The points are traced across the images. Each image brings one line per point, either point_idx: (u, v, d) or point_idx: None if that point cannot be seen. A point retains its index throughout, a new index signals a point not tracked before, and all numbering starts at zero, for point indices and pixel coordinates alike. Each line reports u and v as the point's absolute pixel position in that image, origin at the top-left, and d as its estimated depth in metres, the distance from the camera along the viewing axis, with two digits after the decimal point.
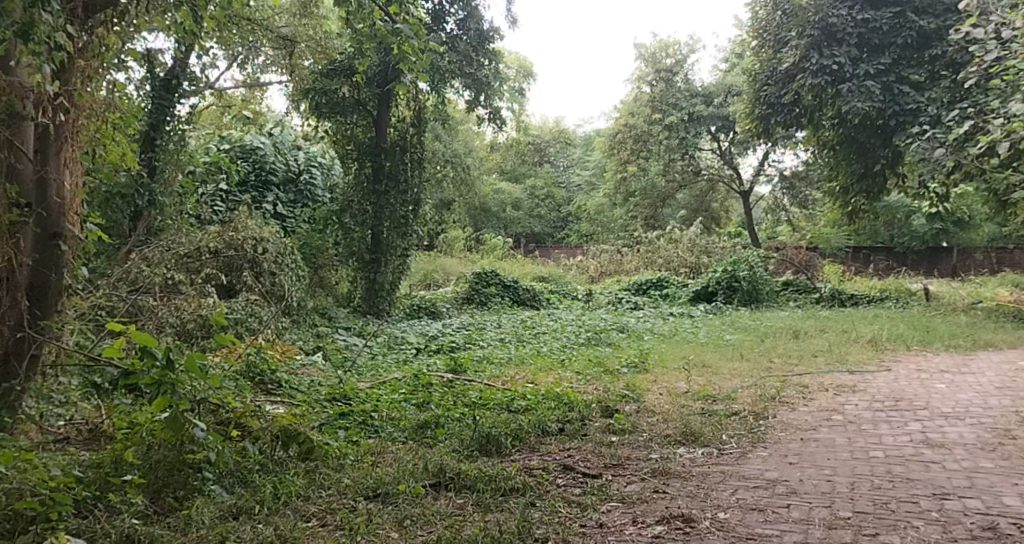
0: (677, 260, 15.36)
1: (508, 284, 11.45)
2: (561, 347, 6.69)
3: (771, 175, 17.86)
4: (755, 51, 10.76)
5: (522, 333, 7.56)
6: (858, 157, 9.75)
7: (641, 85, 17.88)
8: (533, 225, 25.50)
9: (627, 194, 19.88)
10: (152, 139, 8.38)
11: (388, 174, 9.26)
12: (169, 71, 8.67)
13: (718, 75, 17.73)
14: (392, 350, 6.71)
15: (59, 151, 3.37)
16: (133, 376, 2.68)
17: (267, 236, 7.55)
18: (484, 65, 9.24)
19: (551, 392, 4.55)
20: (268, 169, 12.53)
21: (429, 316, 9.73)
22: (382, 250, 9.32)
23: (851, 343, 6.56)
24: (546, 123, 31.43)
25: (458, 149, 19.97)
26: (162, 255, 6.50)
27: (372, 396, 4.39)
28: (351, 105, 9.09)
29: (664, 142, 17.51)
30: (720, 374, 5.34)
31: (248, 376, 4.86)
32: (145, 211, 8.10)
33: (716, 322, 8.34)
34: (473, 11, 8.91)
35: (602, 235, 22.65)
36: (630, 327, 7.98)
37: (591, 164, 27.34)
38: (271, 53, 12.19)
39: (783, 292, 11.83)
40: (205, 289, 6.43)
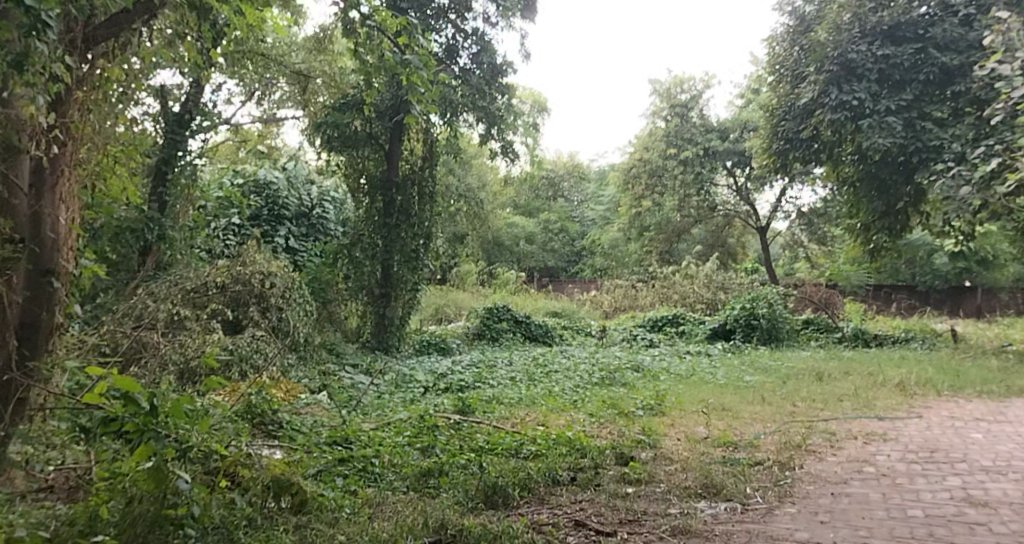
0: (693, 296, 15.12)
1: (521, 320, 11.25)
2: (573, 387, 6.47)
3: (788, 211, 17.66)
4: (772, 86, 10.67)
5: (533, 371, 7.34)
6: (880, 195, 9.49)
7: (656, 120, 17.86)
8: (547, 259, 25.36)
9: (642, 229, 19.73)
10: (163, 173, 8.39)
11: (400, 208, 9.18)
12: (182, 105, 8.62)
13: (733, 111, 17.68)
14: (400, 389, 6.51)
15: (53, 186, 3.22)
16: (114, 423, 2.51)
17: (276, 270, 7.43)
18: (497, 98, 9.19)
19: (563, 436, 4.33)
20: (281, 204, 12.53)
21: (439, 352, 9.55)
22: (392, 284, 9.19)
23: (877, 387, 6.28)
24: (561, 158, 31.50)
25: (472, 183, 19.97)
26: (169, 290, 6.43)
27: (375, 440, 4.19)
28: (364, 138, 9.04)
29: (680, 177, 17.40)
30: (740, 419, 5.10)
31: (247, 417, 4.69)
32: (154, 245, 8.06)
33: (734, 361, 8.08)
34: (486, 45, 8.90)
35: (616, 270, 22.44)
36: (645, 366, 7.75)
37: (606, 199, 27.26)
38: (287, 89, 12.31)
39: (803, 331, 11.54)
40: (210, 325, 6.30)
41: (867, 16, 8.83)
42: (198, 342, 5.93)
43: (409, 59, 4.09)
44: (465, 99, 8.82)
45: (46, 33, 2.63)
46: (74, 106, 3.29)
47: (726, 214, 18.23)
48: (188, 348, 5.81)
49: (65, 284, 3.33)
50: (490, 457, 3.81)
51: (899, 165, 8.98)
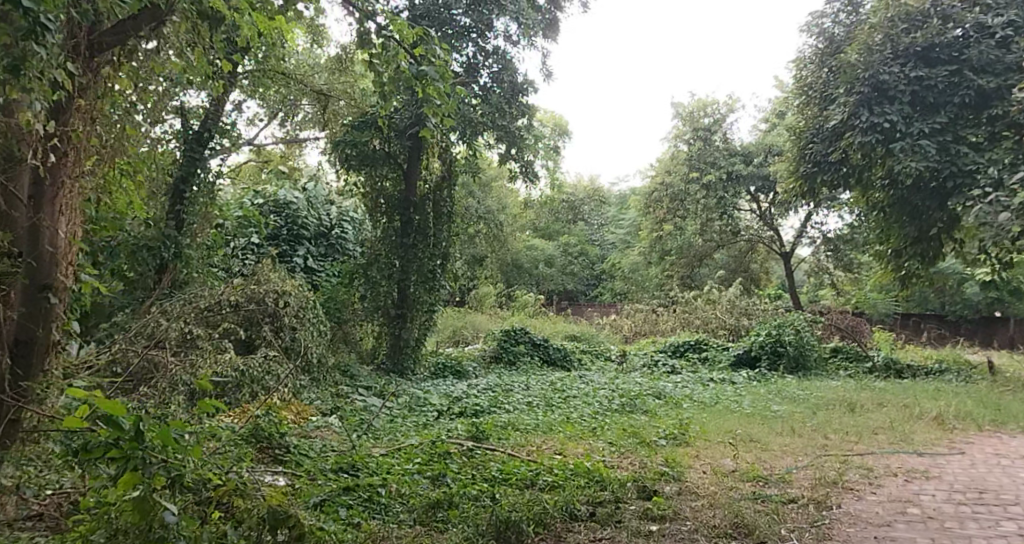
0: (716, 321, 14.81)
1: (539, 343, 11.02)
2: (592, 413, 6.22)
3: (813, 237, 17.33)
4: (799, 108, 10.47)
5: (551, 396, 7.11)
6: (912, 220, 9.14)
7: (678, 143, 17.71)
8: (566, 282, 25.11)
9: (663, 254, 19.48)
10: (180, 192, 8.33)
11: (417, 227, 9.06)
12: (201, 122, 8.53)
13: (758, 135, 17.48)
14: (413, 413, 6.32)
15: (55, 197, 3.12)
16: (96, 450, 2.33)
17: (289, 289, 7.28)
18: (518, 117, 9.08)
19: (581, 466, 4.09)
20: (300, 223, 12.49)
21: (455, 375, 9.34)
22: (408, 305, 9.04)
23: (913, 421, 5.96)
24: (581, 181, 31.38)
25: (492, 205, 19.89)
26: (183, 308, 6.30)
27: (383, 467, 3.99)
28: (382, 157, 8.96)
29: (702, 201, 17.17)
30: (769, 451, 4.82)
31: (253, 441, 4.51)
32: (170, 263, 8.00)
33: (760, 390, 7.78)
34: (507, 64, 8.81)
35: (637, 294, 22.12)
36: (667, 392, 7.47)
37: (626, 223, 27.05)
38: (310, 109, 12.33)
39: (831, 359, 11.18)
40: (222, 344, 6.17)
41: (899, 37, 8.66)
42: (208, 362, 5.80)
43: (426, 71, 4.00)
44: (484, 117, 8.70)
45: (46, 37, 2.53)
46: (77, 115, 3.20)
47: (749, 239, 17.92)
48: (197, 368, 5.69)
49: (63, 300, 3.20)
50: (503, 489, 3.59)
51: (932, 190, 8.69)
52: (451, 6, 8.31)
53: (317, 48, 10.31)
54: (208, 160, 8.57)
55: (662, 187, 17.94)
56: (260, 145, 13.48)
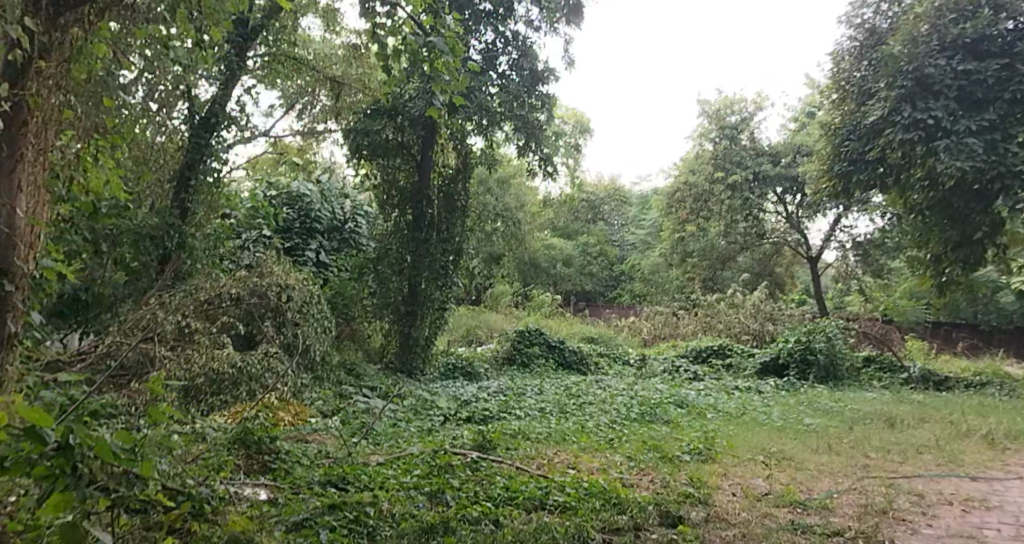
0: (739, 326, 14.30)
1: (554, 345, 10.60)
2: (609, 422, 5.80)
3: (842, 241, 16.71)
4: (833, 104, 9.94)
5: (566, 402, 6.68)
6: (953, 224, 8.29)
7: (703, 142, 17.21)
8: (584, 283, 24.62)
9: (684, 256, 18.96)
10: (186, 179, 8.05)
11: (430, 221, 8.69)
12: (208, 109, 8.20)
13: (786, 135, 16.91)
14: (419, 417, 5.93)
15: (12, 171, 2.81)
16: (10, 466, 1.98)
17: (293, 283, 6.88)
18: (537, 107, 8.62)
19: (597, 485, 3.68)
20: (313, 217, 12.18)
21: (466, 376, 8.96)
22: (418, 302, 8.65)
23: (961, 439, 5.47)
24: (601, 181, 30.88)
25: (510, 203, 19.51)
26: (182, 300, 6.01)
27: (378, 480, 3.61)
28: (395, 147, 8.56)
29: (726, 202, 16.64)
30: (806, 471, 4.39)
31: (239, 446, 4.17)
32: (173, 254, 7.72)
33: (789, 400, 7.30)
34: (527, 50, 8.37)
35: (656, 296, 21.60)
36: (690, 401, 7.01)
37: (647, 223, 26.53)
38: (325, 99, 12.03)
39: (863, 370, 10.65)
40: (218, 340, 5.87)
41: (947, 28, 8.10)
42: (204, 359, 5.51)
43: (436, 47, 3.64)
44: (502, 107, 8.28)
45: None
46: (38, 82, 2.87)
47: (774, 242, 17.35)
48: (191, 366, 5.44)
49: (20, 287, 2.92)
50: (508, 511, 3.21)
51: (976, 192, 8.06)
52: None
53: (331, 36, 9.97)
54: (213, 144, 8.25)
55: (686, 186, 17.56)
56: (276, 136, 13.22)
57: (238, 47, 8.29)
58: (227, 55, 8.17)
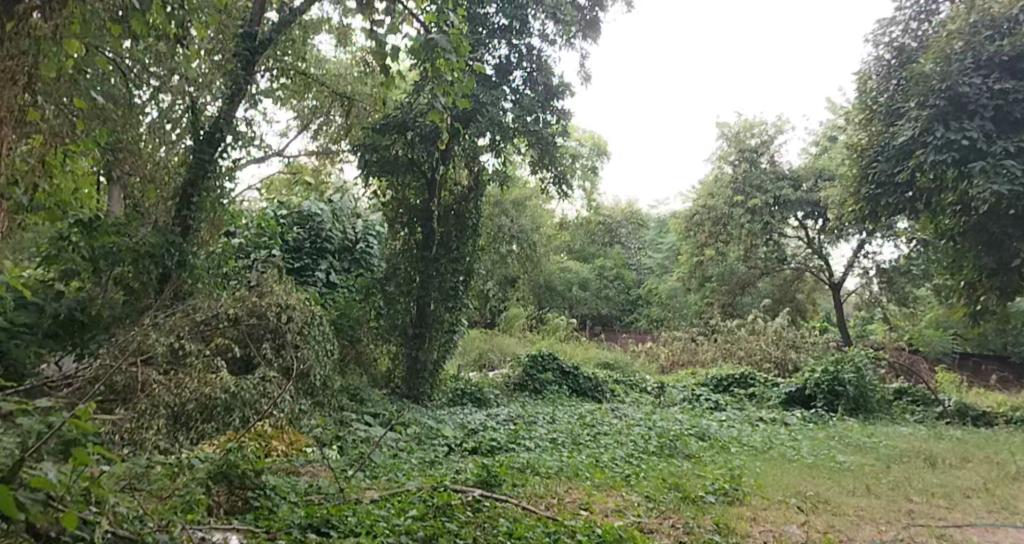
0: (760, 354, 13.81)
1: (567, 371, 10.20)
2: (625, 456, 5.38)
3: (867, 267, 16.19)
4: (861, 124, 9.55)
5: (578, 432, 6.26)
6: (989, 250, 7.97)
7: (723, 165, 16.86)
8: (600, 306, 24.14)
9: (703, 280, 18.46)
10: (189, 195, 7.81)
11: (439, 240, 8.37)
12: (213, 123, 7.88)
13: (808, 158, 16.51)
14: (422, 447, 5.56)
15: None
16: None
17: (294, 303, 6.54)
18: (551, 122, 8.34)
19: (612, 531, 3.30)
20: (324, 236, 11.93)
21: (476, 403, 8.56)
22: (427, 324, 8.31)
23: (1013, 483, 4.99)
24: (619, 204, 30.57)
25: (526, 225, 19.23)
26: (177, 320, 5.77)
27: (367, 522, 3.26)
28: (404, 164, 8.28)
29: (746, 226, 16.23)
30: (845, 518, 3.98)
31: (221, 483, 3.84)
32: (174, 273, 7.49)
33: (819, 435, 6.83)
34: (542, 64, 8.12)
35: (674, 321, 21.09)
36: (711, 434, 6.57)
37: (665, 247, 26.11)
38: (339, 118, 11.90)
39: (895, 402, 10.12)
40: (213, 363, 5.59)
41: (983, 45, 7.72)
42: (196, 383, 5.23)
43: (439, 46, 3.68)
44: (514, 123, 8.02)
45: None
46: None
47: (795, 267, 16.86)
48: (183, 390, 5.16)
49: None
50: None
51: (1015, 217, 7.60)
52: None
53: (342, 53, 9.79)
54: (218, 161, 7.95)
55: (704, 210, 17.18)
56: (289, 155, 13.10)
57: (246, 60, 8.08)
58: (232, 68, 7.94)
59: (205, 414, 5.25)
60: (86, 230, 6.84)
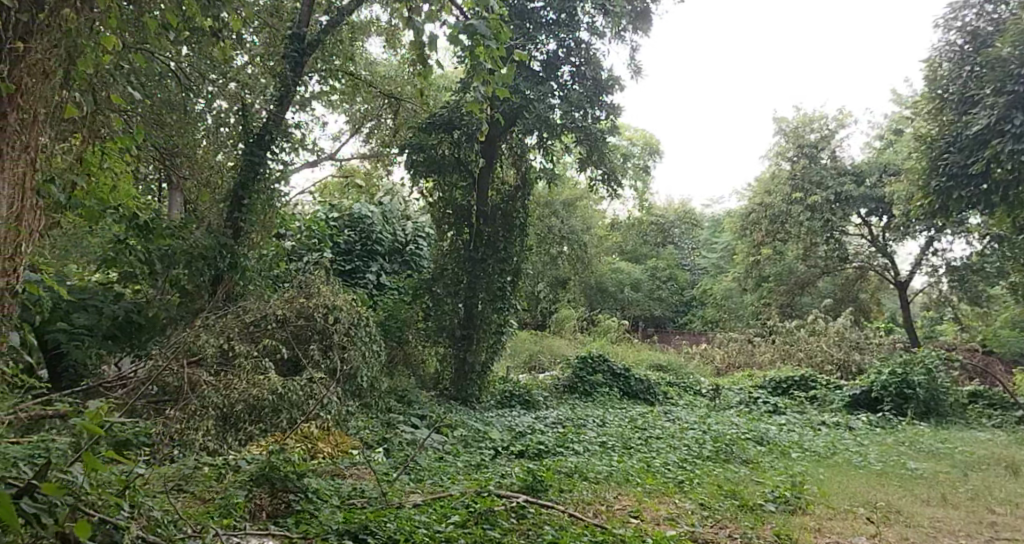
0: (821, 355, 13.28)
1: (618, 373, 9.97)
2: (678, 461, 5.15)
3: (936, 266, 15.41)
4: (930, 114, 9.04)
5: (629, 436, 6.04)
6: None
7: (780, 161, 16.31)
8: (653, 308, 23.66)
9: (760, 280, 17.84)
10: (240, 198, 7.88)
11: (487, 240, 8.26)
12: (263, 126, 7.96)
13: (871, 152, 15.83)
14: (468, 450, 5.45)
15: None
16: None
17: (342, 304, 6.50)
18: (600, 118, 8.09)
19: None
20: (374, 239, 11.99)
21: (524, 405, 8.42)
22: (474, 325, 8.22)
23: None
24: (672, 204, 30.01)
25: (576, 225, 19.03)
26: (228, 321, 5.82)
27: (407, 528, 3.17)
28: (451, 164, 8.22)
29: (805, 223, 15.65)
30: (919, 530, 3.70)
31: (262, 487, 3.79)
32: (226, 275, 7.64)
33: (887, 440, 6.45)
34: (591, 57, 7.89)
35: (729, 323, 20.52)
36: (771, 438, 6.27)
37: (719, 247, 25.50)
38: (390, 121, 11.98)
39: (969, 406, 9.55)
40: (260, 365, 5.57)
41: None
42: (244, 384, 5.22)
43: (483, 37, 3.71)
44: (562, 120, 7.80)
45: None
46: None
47: (858, 266, 16.16)
48: (231, 391, 5.15)
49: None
50: None
51: None
52: None
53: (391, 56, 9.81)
54: (267, 164, 8.01)
55: (761, 207, 16.67)
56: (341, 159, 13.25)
57: (294, 63, 8.16)
58: (281, 71, 8.06)
59: (252, 415, 5.22)
60: (143, 233, 6.89)
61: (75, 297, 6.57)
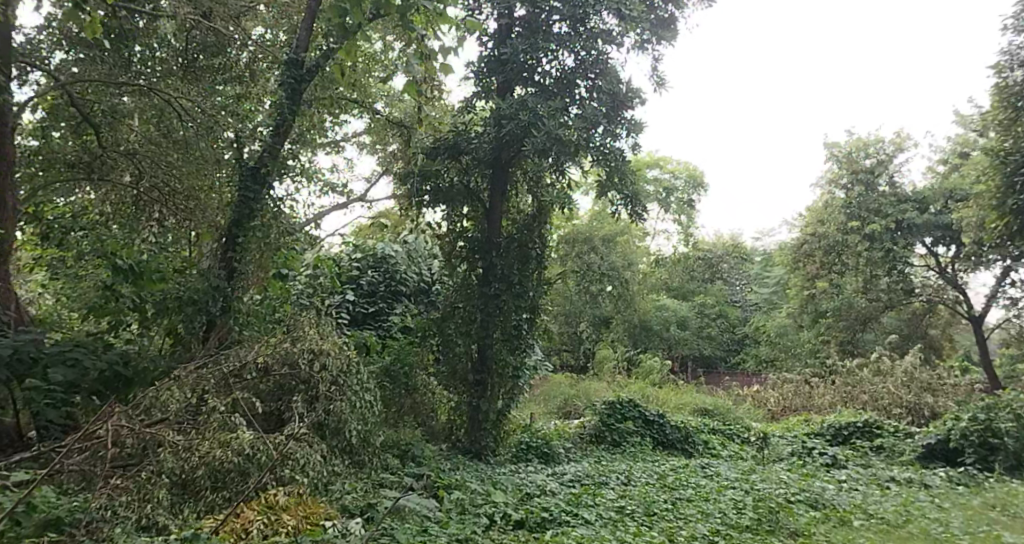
0: (888, 398, 11.96)
1: (653, 419, 9.02)
2: (709, 535, 4.23)
3: (1013, 298, 13.97)
4: (1001, 127, 8.02)
5: (656, 499, 5.11)
6: None
7: (834, 190, 15.25)
8: (703, 347, 22.31)
9: (816, 316, 16.24)
10: (233, 237, 7.32)
11: (500, 274, 7.54)
12: (257, 159, 7.42)
13: (934, 177, 14.62)
14: (460, 519, 4.62)
15: None
16: None
17: (330, 349, 5.79)
18: (620, 136, 7.32)
19: None
20: (398, 279, 11.33)
21: (544, 459, 7.57)
22: (489, 369, 7.47)
23: None
24: (721, 238, 28.80)
25: (617, 262, 18.16)
26: (202, 373, 5.25)
27: None
28: (462, 193, 7.68)
29: (864, 254, 14.44)
30: None
31: None
32: (219, 320, 7.02)
33: (976, 502, 5.37)
34: (607, 68, 7.21)
35: (784, 362, 19.11)
36: (828, 500, 5.27)
37: (772, 280, 24.17)
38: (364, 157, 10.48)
39: None
40: (230, 421, 4.84)
41: None
42: (209, 446, 4.52)
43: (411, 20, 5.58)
44: (575, 135, 6.98)
45: None
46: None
47: (925, 300, 14.76)
48: (192, 453, 4.45)
49: None
50: None
51: None
52: (541, 4, 7.18)
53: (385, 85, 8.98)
54: (263, 198, 7.46)
55: (813, 238, 15.55)
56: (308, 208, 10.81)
57: (291, 90, 7.59)
58: (279, 100, 7.51)
59: (216, 481, 4.50)
60: (130, 278, 6.58)
61: (52, 351, 5.93)
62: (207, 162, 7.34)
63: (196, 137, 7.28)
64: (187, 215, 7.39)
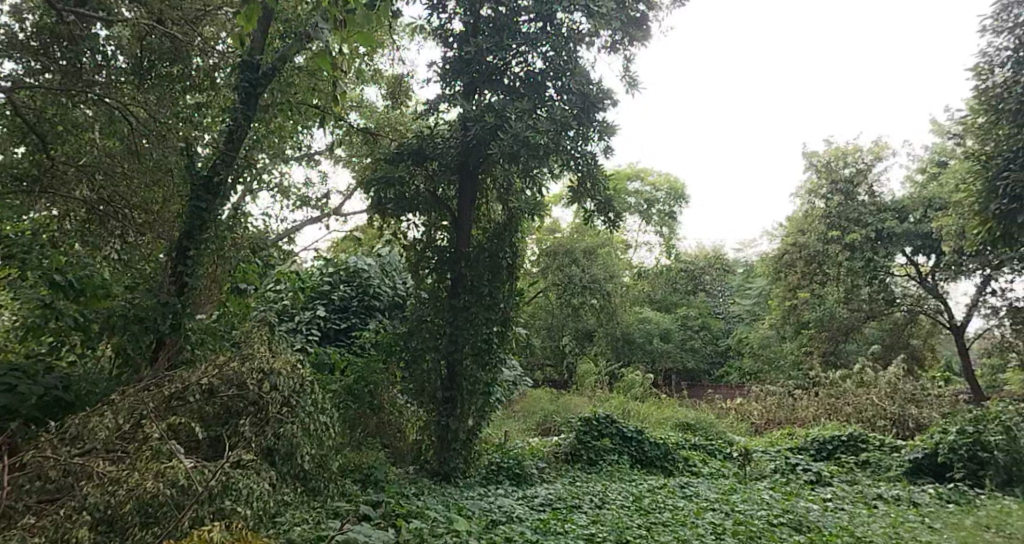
0: (872, 410, 11.71)
1: (630, 435, 8.71)
2: None
3: (994, 308, 13.85)
4: (983, 130, 7.82)
5: (629, 525, 4.75)
6: None
7: (814, 199, 15.07)
8: (686, 359, 22.01)
9: (799, 327, 16.02)
10: (184, 251, 6.96)
11: (469, 286, 7.20)
12: (211, 167, 7.13)
13: (913, 186, 14.52)
14: None
15: None
16: None
17: (282, 367, 5.40)
18: (592, 140, 7.07)
19: None
20: (371, 293, 10.88)
21: (515, 481, 7.21)
22: (457, 386, 7.12)
23: None
24: (703, 249, 28.63)
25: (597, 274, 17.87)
26: (142, 395, 4.93)
27: None
28: (429, 202, 7.37)
29: (845, 264, 14.30)
30: None
31: None
32: (168, 338, 6.63)
33: (969, 523, 5.07)
34: (576, 67, 6.96)
35: (768, 374, 18.88)
36: (813, 522, 4.96)
37: (754, 291, 24.01)
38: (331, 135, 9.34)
39: None
40: (167, 448, 4.44)
41: None
42: (138, 476, 4.11)
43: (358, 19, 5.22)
44: (545, 137, 6.67)
45: None
46: None
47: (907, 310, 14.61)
48: (120, 486, 4.04)
49: None
50: None
51: None
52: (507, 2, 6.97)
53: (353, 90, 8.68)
54: (218, 209, 7.17)
55: (794, 247, 15.36)
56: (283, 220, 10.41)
57: (246, 93, 7.33)
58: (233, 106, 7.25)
59: (147, 517, 4.06)
60: (73, 292, 5.93)
61: None
62: (161, 170, 6.94)
63: (149, 145, 6.86)
64: (142, 228, 6.91)
